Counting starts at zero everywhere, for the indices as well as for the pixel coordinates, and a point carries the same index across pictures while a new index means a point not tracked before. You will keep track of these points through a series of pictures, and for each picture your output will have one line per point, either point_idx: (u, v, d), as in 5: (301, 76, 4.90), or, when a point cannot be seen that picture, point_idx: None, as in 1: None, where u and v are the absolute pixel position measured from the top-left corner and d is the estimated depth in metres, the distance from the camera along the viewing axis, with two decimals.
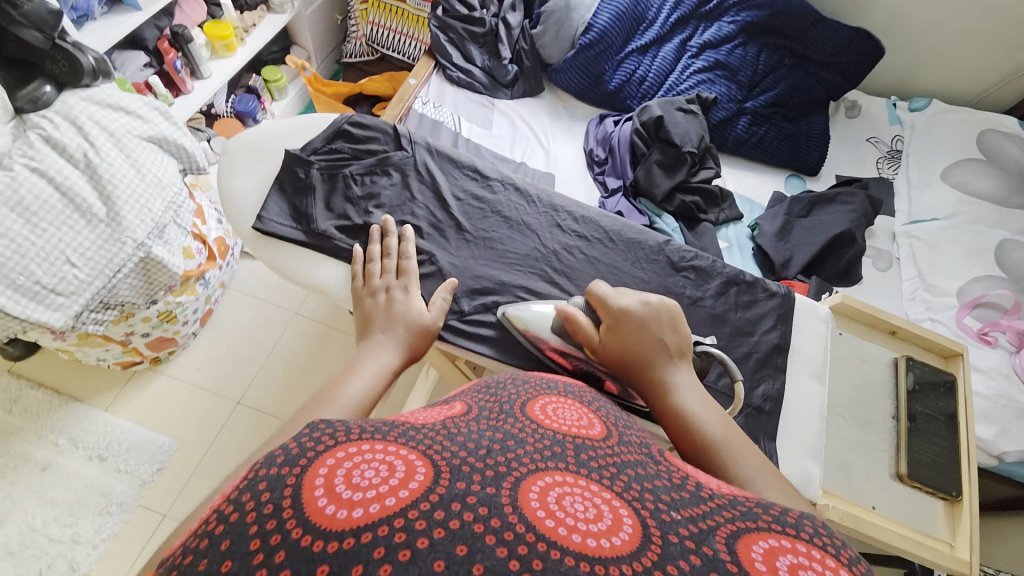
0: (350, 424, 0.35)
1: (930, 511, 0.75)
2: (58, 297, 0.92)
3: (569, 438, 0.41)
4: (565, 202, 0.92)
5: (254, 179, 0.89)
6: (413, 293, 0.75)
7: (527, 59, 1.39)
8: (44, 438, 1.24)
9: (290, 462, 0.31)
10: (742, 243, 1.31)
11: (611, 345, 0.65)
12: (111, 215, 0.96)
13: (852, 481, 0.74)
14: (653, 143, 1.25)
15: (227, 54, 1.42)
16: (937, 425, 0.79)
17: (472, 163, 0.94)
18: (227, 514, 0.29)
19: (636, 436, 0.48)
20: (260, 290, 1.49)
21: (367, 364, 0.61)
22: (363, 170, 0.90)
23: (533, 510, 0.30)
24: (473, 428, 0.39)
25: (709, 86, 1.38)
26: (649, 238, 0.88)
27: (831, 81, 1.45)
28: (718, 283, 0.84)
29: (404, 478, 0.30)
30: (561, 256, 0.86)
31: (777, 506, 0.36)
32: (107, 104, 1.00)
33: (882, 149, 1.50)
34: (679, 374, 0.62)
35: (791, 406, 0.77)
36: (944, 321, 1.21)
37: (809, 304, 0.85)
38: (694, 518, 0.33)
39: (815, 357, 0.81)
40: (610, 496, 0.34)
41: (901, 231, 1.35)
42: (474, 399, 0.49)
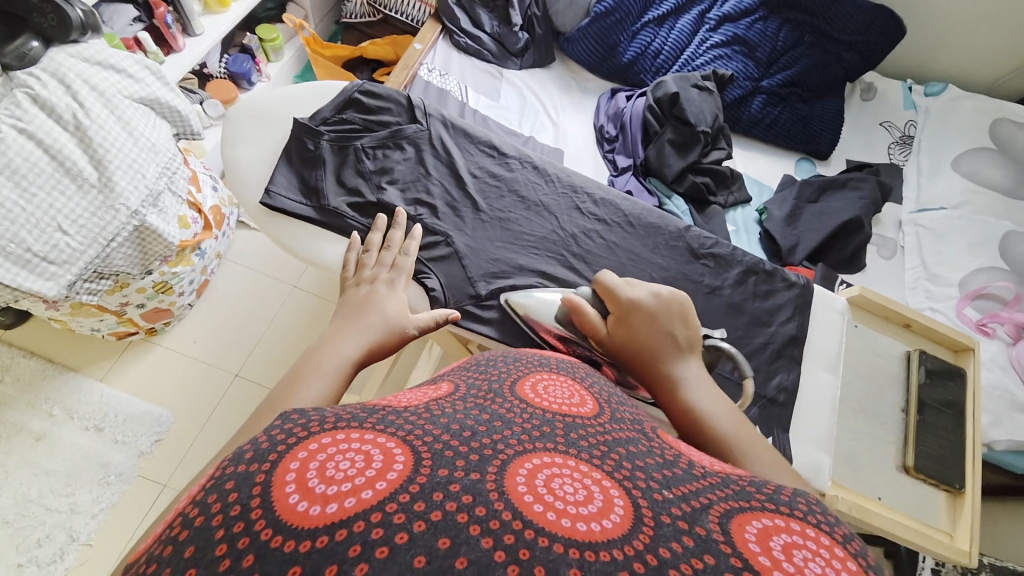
0: (325, 412, 0.32)
1: (934, 504, 0.77)
2: (50, 266, 0.89)
3: (559, 414, 0.37)
4: (584, 184, 0.89)
5: (260, 147, 0.87)
6: (397, 290, 0.68)
7: (538, 27, 1.33)
8: (39, 408, 1.23)
9: (258, 458, 0.28)
10: (749, 226, 1.29)
11: (619, 336, 0.62)
12: (103, 180, 0.92)
13: (859, 473, 0.76)
14: (667, 121, 1.22)
15: (221, 10, 1.34)
16: (945, 419, 0.80)
17: (488, 139, 0.91)
18: (192, 517, 0.26)
19: (631, 410, 0.44)
20: (256, 262, 1.46)
21: (322, 363, 0.50)
22: (375, 143, 0.87)
23: (519, 495, 0.27)
24: (457, 404, 0.36)
25: (726, 63, 1.33)
26: (669, 223, 0.86)
27: (851, 62, 1.41)
28: (738, 272, 0.83)
29: (383, 468, 0.28)
30: (579, 240, 0.84)
31: (771, 484, 0.34)
32: (99, 62, 0.94)
33: (895, 134, 1.47)
34: (689, 368, 0.58)
35: (804, 398, 0.78)
36: (945, 311, 1.21)
37: (826, 295, 0.84)
38: (686, 497, 0.30)
39: (830, 349, 0.81)
40: (600, 476, 0.31)
41: (907, 219, 1.34)
42: (462, 377, 0.44)
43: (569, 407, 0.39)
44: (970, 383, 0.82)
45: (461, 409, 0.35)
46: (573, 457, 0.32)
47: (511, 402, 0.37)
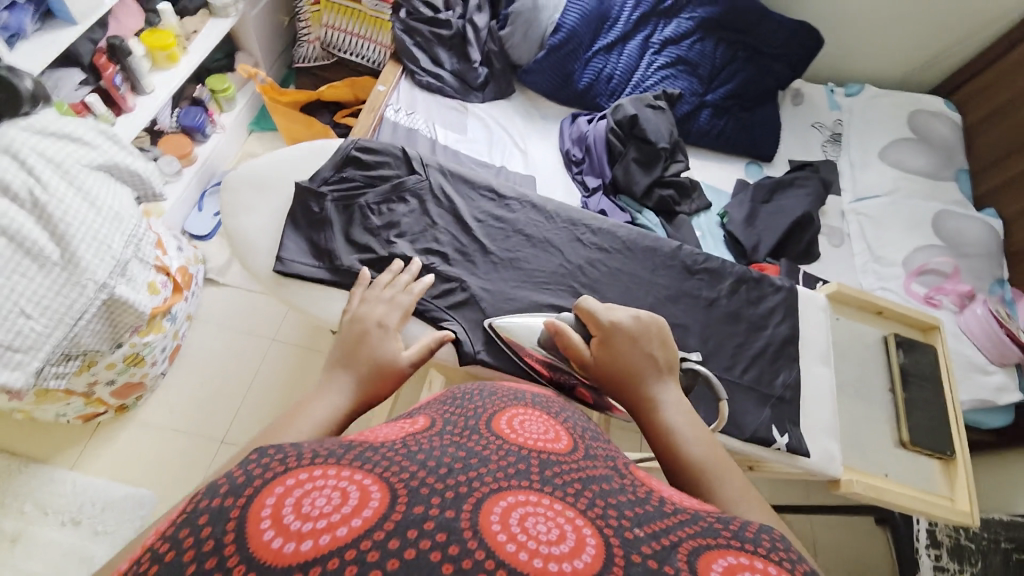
0: (303, 447, 0.34)
1: (930, 471, 0.84)
2: (15, 354, 0.84)
3: (534, 451, 0.38)
4: (582, 216, 0.92)
5: (263, 214, 0.86)
6: (390, 330, 0.68)
7: (496, 61, 1.39)
8: (6, 507, 1.13)
9: (235, 493, 0.30)
10: (713, 229, 1.36)
11: (603, 359, 0.63)
12: (67, 257, 0.87)
13: (864, 453, 0.84)
14: (629, 141, 1.29)
15: (170, 65, 1.32)
16: (928, 390, 0.87)
17: (487, 183, 0.93)
18: (163, 553, 0.28)
19: (604, 447, 0.44)
20: (231, 318, 1.40)
21: (305, 416, 0.51)
22: (379, 198, 0.88)
23: (493, 533, 0.29)
24: (434, 441, 0.37)
25: (673, 82, 1.44)
26: (664, 244, 0.90)
27: (781, 72, 1.54)
28: (730, 282, 0.88)
29: (359, 504, 0.29)
30: (586, 270, 0.87)
31: (737, 520, 0.35)
32: (50, 133, 0.90)
33: (825, 134, 1.62)
34: (668, 391, 0.60)
35: (810, 393, 0.84)
36: (894, 289, 1.33)
37: (808, 294, 0.91)
38: (657, 535, 0.31)
39: (821, 343, 0.87)
40: (575, 514, 0.32)
41: (849, 209, 1.46)
42: (438, 411, 0.44)
43: (545, 444, 0.40)
44: (942, 355, 0.90)
45: (439, 445, 0.37)
46: (548, 495, 0.33)
47: (487, 438, 0.38)
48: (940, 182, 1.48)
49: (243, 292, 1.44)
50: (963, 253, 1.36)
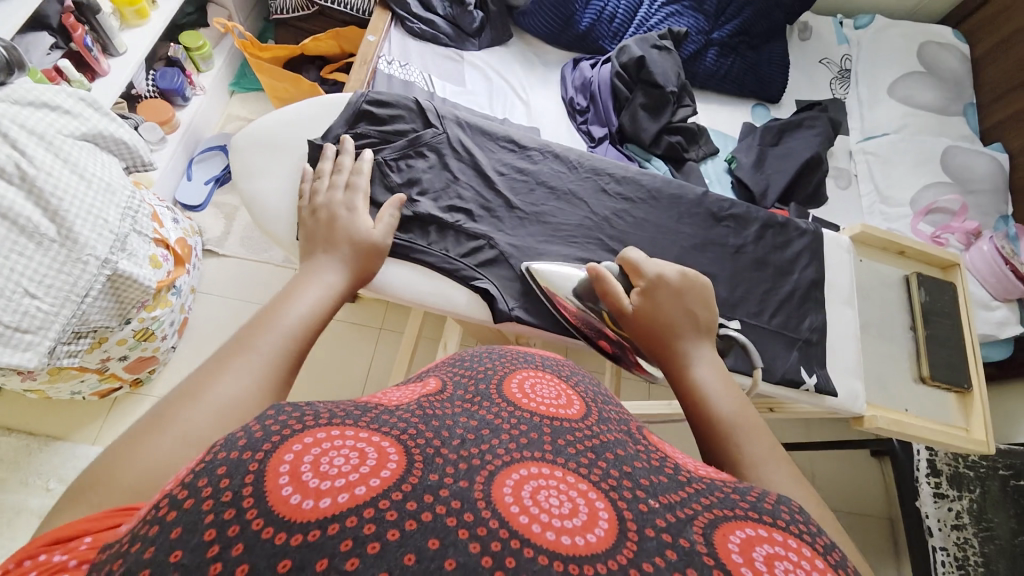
0: (319, 408, 0.33)
1: (946, 404, 0.88)
2: (25, 335, 0.82)
3: (546, 419, 0.37)
4: (604, 164, 0.90)
5: (277, 177, 0.81)
6: (360, 211, 0.69)
7: (491, 4, 1.29)
8: (33, 484, 1.14)
9: (253, 446, 0.29)
10: (721, 176, 1.34)
11: (641, 310, 0.64)
12: (64, 233, 0.84)
13: (887, 391, 0.86)
14: (636, 86, 1.23)
15: (140, 22, 1.25)
16: (946, 327, 0.90)
17: (506, 134, 0.90)
18: (180, 499, 0.26)
19: (616, 410, 0.43)
20: (236, 290, 1.38)
21: (280, 319, 0.47)
22: (396, 154, 0.83)
23: (505, 505, 0.29)
24: (445, 407, 0.36)
25: (679, 19, 1.36)
26: (688, 191, 0.89)
27: (789, 5, 1.47)
28: (756, 227, 0.88)
29: (376, 466, 0.29)
30: (612, 221, 0.85)
31: (754, 490, 0.35)
32: (27, 102, 0.86)
33: (833, 70, 1.56)
34: (702, 350, 0.59)
35: (835, 336, 0.85)
36: (901, 229, 1.33)
37: (832, 236, 0.91)
38: (672, 506, 0.31)
39: (845, 286, 0.88)
40: (587, 487, 0.31)
41: (856, 149, 1.44)
42: (447, 373, 0.43)
43: (557, 409, 0.38)
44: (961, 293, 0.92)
45: (450, 413, 0.36)
46: (560, 466, 0.33)
47: (498, 401, 0.38)
48: (949, 117, 1.45)
49: (245, 263, 1.41)
50: (970, 189, 1.35)
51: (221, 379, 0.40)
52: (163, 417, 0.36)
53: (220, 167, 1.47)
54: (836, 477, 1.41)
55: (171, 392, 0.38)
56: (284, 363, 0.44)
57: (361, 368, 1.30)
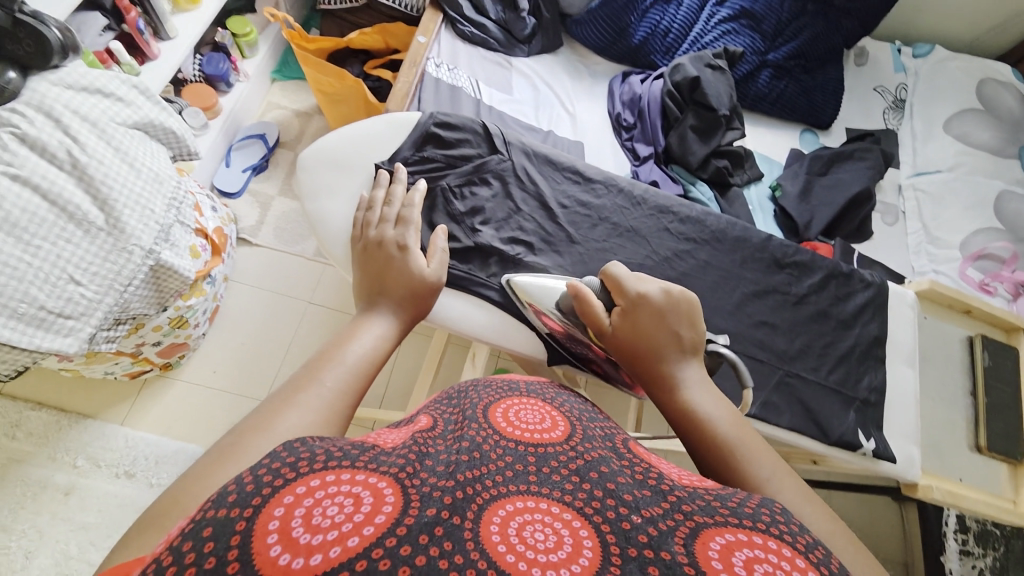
0: (315, 449, 0.34)
1: (998, 476, 0.91)
2: (67, 321, 0.83)
3: (532, 446, 0.39)
4: (667, 202, 0.88)
5: (341, 193, 0.81)
6: (412, 248, 0.67)
7: (545, 11, 1.28)
8: (59, 460, 1.17)
9: (241, 503, 0.30)
10: (764, 204, 1.26)
11: (624, 328, 0.61)
12: (111, 222, 0.85)
13: (942, 458, 0.89)
14: (687, 107, 1.19)
15: (192, 7, 1.26)
16: (1006, 400, 0.93)
17: (571, 165, 0.89)
18: (166, 564, 0.27)
19: (601, 427, 0.45)
20: (267, 281, 1.38)
21: (344, 358, 0.48)
22: (460, 181, 0.83)
23: (493, 544, 0.30)
24: (440, 441, 0.38)
25: (735, 38, 1.31)
26: (752, 234, 0.87)
27: (851, 29, 1.41)
28: (819, 277, 0.87)
29: (371, 511, 0.30)
30: (674, 262, 0.84)
31: (737, 497, 0.36)
32: (82, 88, 0.87)
33: (888, 99, 1.48)
34: (690, 369, 0.58)
35: (893, 396, 0.85)
36: (947, 273, 1.27)
37: (897, 290, 0.91)
38: (654, 519, 0.33)
39: (907, 344, 0.88)
40: (570, 515, 0.33)
41: (906, 184, 1.37)
42: (438, 409, 0.46)
43: (539, 435, 0.40)
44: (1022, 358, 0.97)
45: (445, 444, 0.38)
46: (546, 498, 0.34)
47: (485, 430, 0.40)
48: (1006, 159, 1.39)
49: (276, 255, 1.41)
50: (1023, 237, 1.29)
51: (285, 414, 0.41)
52: (228, 449, 0.37)
53: (259, 156, 1.47)
54: (853, 519, 1.37)
55: (239, 423, 0.40)
56: (345, 400, 0.45)
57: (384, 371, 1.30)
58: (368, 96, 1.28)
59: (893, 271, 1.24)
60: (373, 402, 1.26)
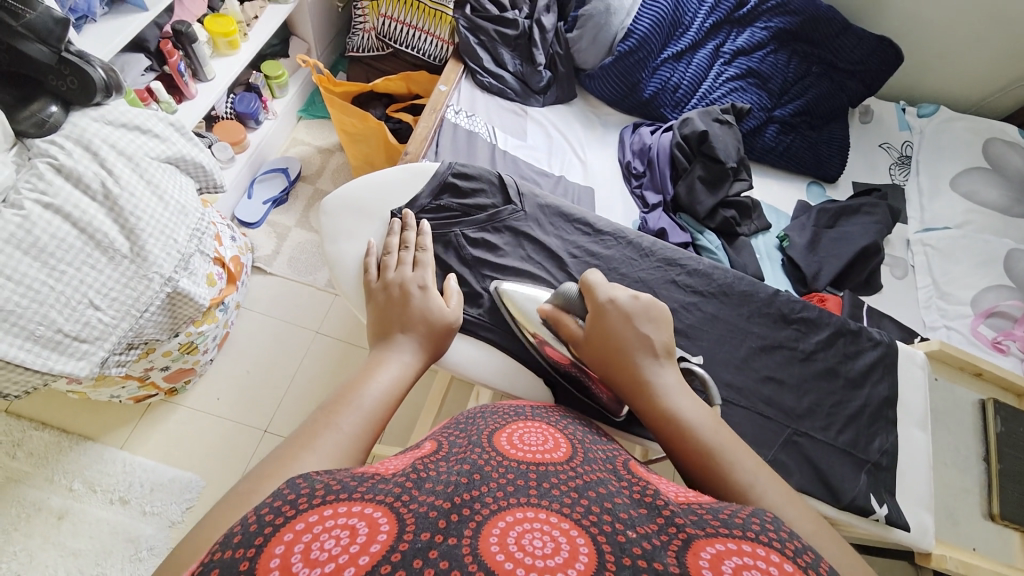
0: (316, 484, 0.36)
1: (1012, 545, 0.88)
2: (81, 344, 0.85)
3: (532, 465, 0.42)
4: (676, 255, 0.89)
5: (358, 232, 0.84)
6: (432, 289, 0.70)
7: (560, 65, 1.36)
8: (56, 483, 1.16)
9: (245, 543, 0.31)
10: (771, 253, 1.26)
11: (598, 338, 0.65)
12: (135, 250, 0.89)
13: (957, 526, 0.86)
14: (695, 158, 1.23)
15: (230, 51, 1.34)
16: (1022, 467, 0.91)
17: (582, 216, 0.91)
18: None
19: (603, 451, 0.50)
20: (278, 310, 1.40)
21: (359, 400, 0.52)
22: (474, 228, 0.87)
23: (492, 555, 0.31)
24: (441, 465, 0.41)
25: (742, 95, 1.36)
26: (760, 289, 0.88)
27: (855, 90, 1.46)
28: (827, 333, 0.87)
29: (368, 539, 0.31)
30: (680, 314, 0.84)
31: (727, 509, 0.39)
32: (121, 123, 0.92)
33: (893, 155, 1.52)
34: (665, 374, 0.62)
35: (906, 459, 0.83)
36: (959, 329, 1.25)
37: (906, 350, 0.90)
38: (648, 535, 0.35)
39: (919, 407, 0.86)
40: (569, 525, 0.35)
41: (914, 239, 1.37)
42: (444, 436, 0.49)
43: (542, 455, 0.44)
44: None
45: (446, 466, 0.40)
46: (545, 508, 0.36)
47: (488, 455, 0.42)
48: (1015, 219, 1.39)
49: (288, 284, 1.44)
50: None
51: (302, 458, 0.44)
52: (244, 495, 0.41)
53: (280, 189, 1.53)
54: None
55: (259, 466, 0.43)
56: (358, 444, 0.48)
57: None
58: (389, 136, 1.35)
59: (904, 327, 1.22)
60: None
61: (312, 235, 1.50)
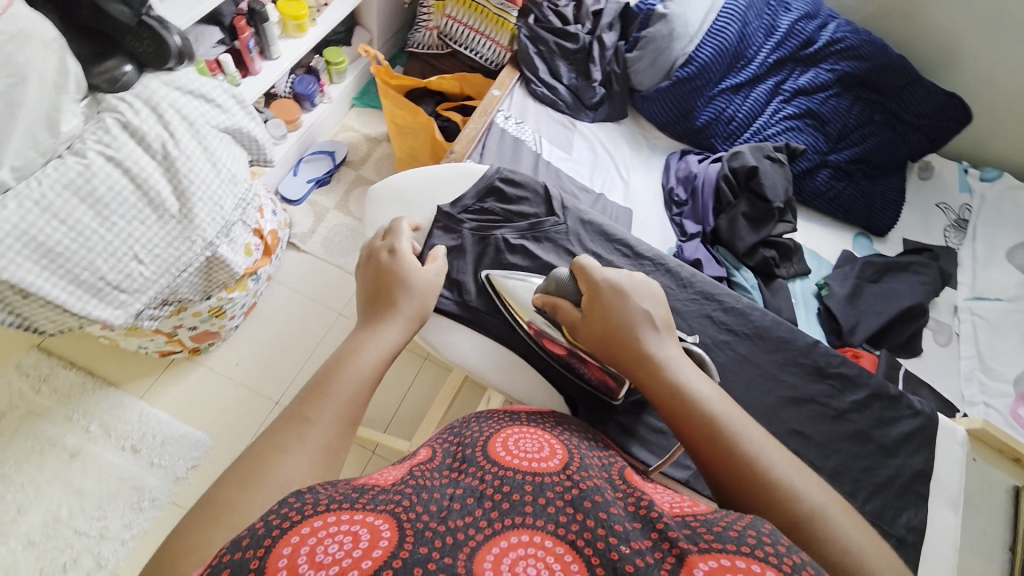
0: (319, 495, 0.40)
1: None
2: (121, 294, 0.88)
3: (530, 476, 0.44)
4: (714, 289, 0.87)
5: None
6: (401, 254, 0.70)
7: (616, 83, 1.36)
8: (74, 422, 1.21)
9: (255, 544, 0.35)
10: (807, 300, 1.21)
11: (597, 314, 0.65)
12: (184, 211, 0.92)
13: None
14: (741, 193, 1.20)
15: (298, 34, 1.39)
16: None
17: (624, 238, 0.90)
18: None
19: (600, 459, 0.51)
20: (306, 286, 1.43)
21: (333, 389, 0.54)
22: (515, 235, 0.87)
23: (483, 574, 0.34)
24: (439, 480, 0.44)
25: (797, 135, 1.32)
26: (797, 337, 0.85)
27: (917, 144, 1.41)
28: (863, 395, 0.83)
29: (367, 548, 0.35)
30: (711, 350, 0.83)
31: (721, 522, 0.39)
32: (189, 91, 0.96)
33: (950, 217, 1.44)
34: (665, 348, 0.62)
35: (932, 541, 0.77)
36: (998, 408, 1.18)
37: (947, 423, 0.85)
38: (643, 552, 0.36)
39: (953, 486, 0.81)
40: (563, 549, 0.37)
41: (962, 305, 1.30)
42: (438, 443, 0.52)
43: (538, 464, 0.46)
44: None
45: (443, 482, 0.43)
46: (540, 530, 0.38)
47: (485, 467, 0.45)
48: None
49: (319, 263, 1.47)
50: None
51: (280, 460, 0.47)
52: (225, 500, 0.44)
53: (324, 170, 1.57)
54: None
55: (237, 469, 0.46)
56: (336, 435, 0.51)
57: (396, 396, 1.29)
58: (436, 134, 1.36)
59: (941, 398, 1.16)
60: (379, 424, 1.25)
61: (348, 219, 1.53)
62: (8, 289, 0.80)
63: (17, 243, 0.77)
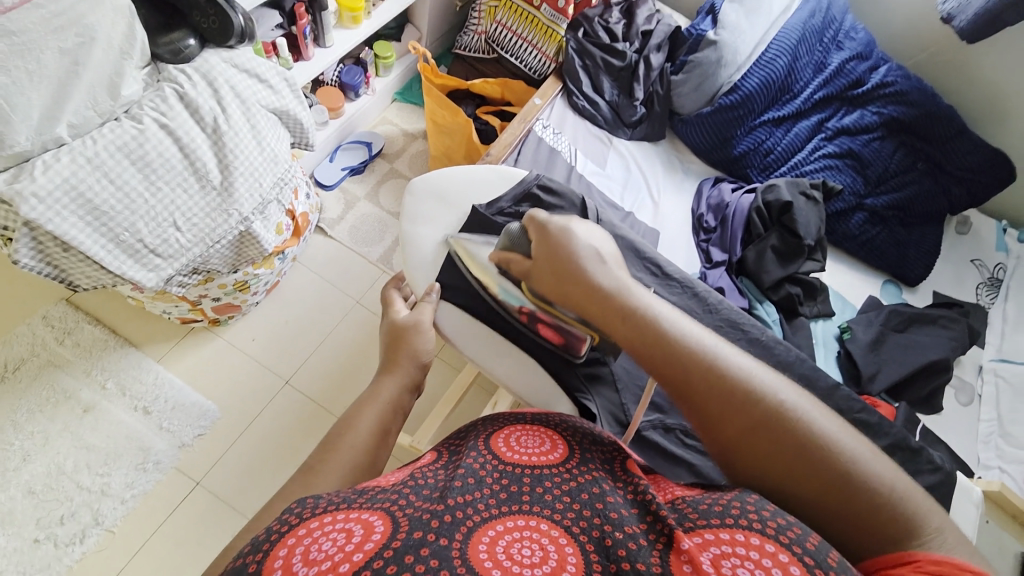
0: (318, 501, 0.41)
1: None
2: (156, 258, 0.91)
3: (528, 469, 0.47)
4: (740, 318, 0.87)
5: (437, 229, 0.88)
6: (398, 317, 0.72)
7: (657, 104, 1.36)
8: (92, 377, 1.24)
9: (254, 551, 0.37)
10: (828, 342, 1.18)
11: (546, 257, 0.69)
12: (224, 184, 0.95)
13: None
14: (772, 227, 1.19)
15: (352, 25, 1.43)
16: None
17: (654, 256, 0.90)
18: None
19: (602, 448, 0.53)
20: (329, 272, 1.46)
21: (341, 443, 0.53)
22: None
23: (481, 561, 0.36)
24: (438, 474, 0.46)
25: (836, 174, 1.31)
26: (817, 376, 0.84)
27: (959, 197, 1.38)
28: (881, 444, 0.81)
29: (364, 536, 0.36)
30: None
31: (706, 501, 0.43)
32: (244, 69, 0.99)
33: (984, 275, 1.40)
34: (609, 275, 0.64)
35: None
36: (1013, 474, 1.14)
37: (963, 484, 0.82)
38: (635, 535, 0.40)
39: None
40: (558, 533, 0.40)
41: (988, 366, 1.26)
42: (444, 445, 0.54)
43: (538, 458, 0.48)
44: None
45: (441, 477, 0.45)
46: (537, 516, 0.41)
47: (484, 459, 0.47)
48: None
49: (343, 250, 1.49)
50: None
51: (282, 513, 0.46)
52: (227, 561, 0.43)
53: (359, 159, 1.60)
54: None
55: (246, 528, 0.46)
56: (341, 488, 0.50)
57: None
58: (473, 136, 1.39)
59: (958, 458, 1.12)
60: None
61: (376, 210, 1.56)
62: (51, 241, 0.83)
63: (65, 197, 0.80)
